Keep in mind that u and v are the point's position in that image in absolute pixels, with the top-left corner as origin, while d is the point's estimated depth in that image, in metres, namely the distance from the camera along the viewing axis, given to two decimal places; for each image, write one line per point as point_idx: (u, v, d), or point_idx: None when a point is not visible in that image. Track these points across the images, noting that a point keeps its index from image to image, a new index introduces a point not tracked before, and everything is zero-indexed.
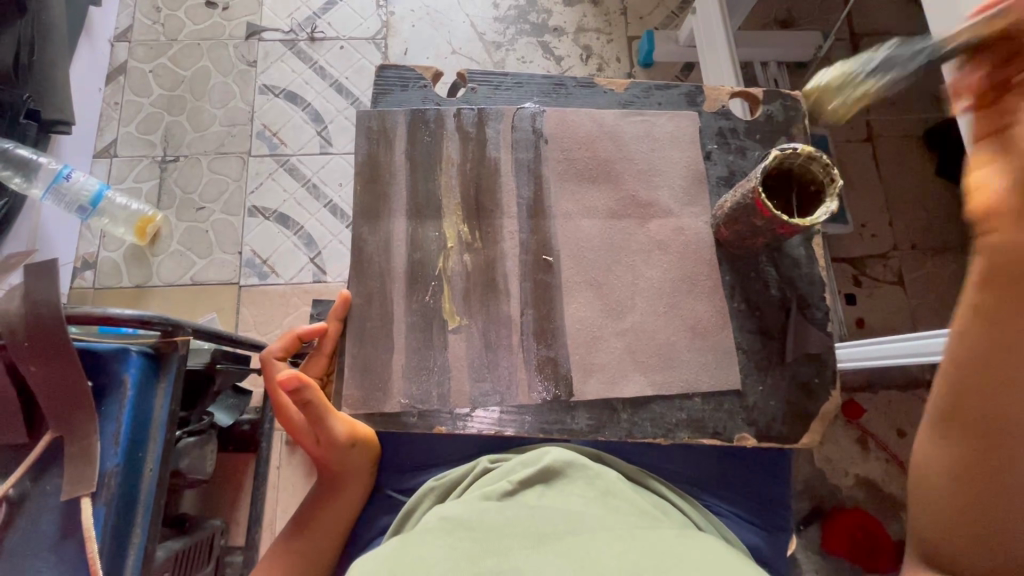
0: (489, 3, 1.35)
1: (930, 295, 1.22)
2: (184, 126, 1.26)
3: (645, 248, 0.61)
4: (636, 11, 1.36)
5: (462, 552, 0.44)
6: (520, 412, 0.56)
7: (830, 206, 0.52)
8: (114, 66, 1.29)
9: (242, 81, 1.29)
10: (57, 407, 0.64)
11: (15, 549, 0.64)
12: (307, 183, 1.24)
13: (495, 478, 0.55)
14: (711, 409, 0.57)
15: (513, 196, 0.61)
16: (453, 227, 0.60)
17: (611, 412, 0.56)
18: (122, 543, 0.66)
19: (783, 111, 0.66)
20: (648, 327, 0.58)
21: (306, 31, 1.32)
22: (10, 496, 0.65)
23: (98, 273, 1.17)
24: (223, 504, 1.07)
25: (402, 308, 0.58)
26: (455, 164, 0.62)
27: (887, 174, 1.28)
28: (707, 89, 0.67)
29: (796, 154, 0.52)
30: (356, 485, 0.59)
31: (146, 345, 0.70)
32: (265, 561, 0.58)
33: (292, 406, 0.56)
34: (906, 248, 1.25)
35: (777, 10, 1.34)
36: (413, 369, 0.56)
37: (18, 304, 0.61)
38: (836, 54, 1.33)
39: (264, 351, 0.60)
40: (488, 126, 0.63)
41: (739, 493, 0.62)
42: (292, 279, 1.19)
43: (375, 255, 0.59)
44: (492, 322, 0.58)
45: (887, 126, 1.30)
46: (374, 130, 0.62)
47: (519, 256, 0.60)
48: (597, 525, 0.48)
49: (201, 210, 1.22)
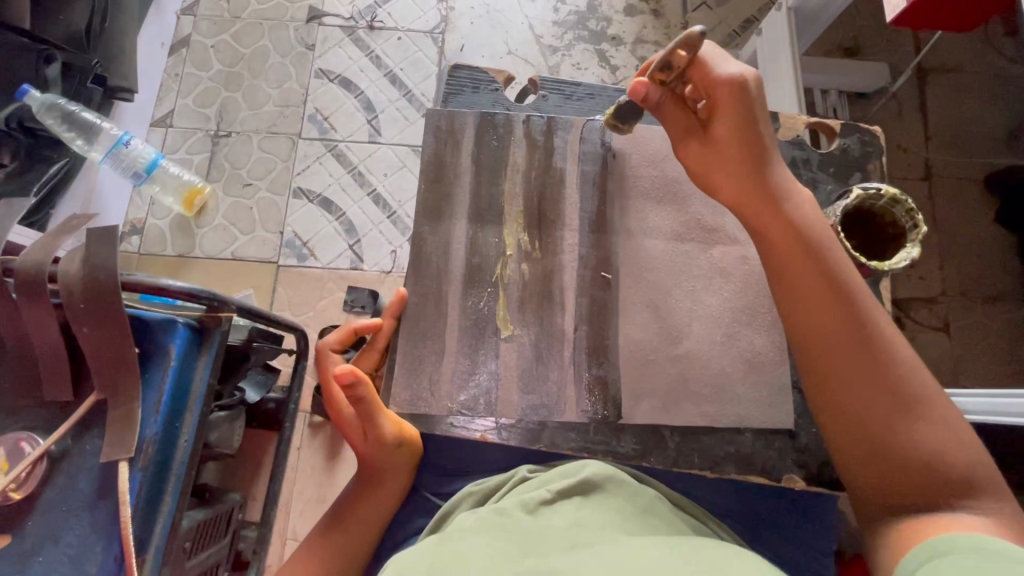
0: (549, 6, 1.34)
1: (976, 346, 1.18)
2: (239, 103, 1.28)
3: (706, 274, 0.64)
4: (697, 26, 1.34)
5: (503, 553, 0.45)
6: (565, 427, 0.60)
7: (911, 251, 0.57)
8: (178, 38, 1.32)
9: (299, 63, 1.31)
10: (106, 369, 0.66)
11: (50, 503, 0.66)
12: (353, 170, 1.25)
13: (535, 485, 0.56)
14: (761, 446, 0.61)
15: (576, 209, 0.66)
16: (514, 234, 0.65)
17: (659, 439, 0.61)
18: (154, 507, 0.67)
19: (859, 145, 0.73)
20: (703, 353, 0.61)
21: (366, 19, 1.33)
22: (52, 452, 0.66)
23: (143, 239, 1.20)
24: (244, 477, 1.09)
25: (457, 310, 0.63)
26: (521, 170, 0.67)
27: (942, 217, 1.23)
28: (781, 118, 0.74)
29: (879, 195, 0.58)
30: (396, 483, 0.63)
31: (192, 317, 0.71)
32: (304, 547, 0.63)
33: (344, 401, 0.62)
34: (956, 295, 1.20)
35: (843, 37, 1.31)
36: (462, 372, 0.61)
37: (78, 267, 0.63)
38: (902, 87, 1.29)
39: (321, 343, 0.66)
40: (556, 135, 0.68)
41: (760, 523, 0.65)
42: (329, 264, 1.20)
43: (433, 255, 0.64)
44: (545, 332, 0.63)
45: (946, 167, 1.26)
46: (443, 129, 0.68)
47: (578, 269, 0.64)
48: (634, 539, 0.46)
49: (248, 186, 1.24)
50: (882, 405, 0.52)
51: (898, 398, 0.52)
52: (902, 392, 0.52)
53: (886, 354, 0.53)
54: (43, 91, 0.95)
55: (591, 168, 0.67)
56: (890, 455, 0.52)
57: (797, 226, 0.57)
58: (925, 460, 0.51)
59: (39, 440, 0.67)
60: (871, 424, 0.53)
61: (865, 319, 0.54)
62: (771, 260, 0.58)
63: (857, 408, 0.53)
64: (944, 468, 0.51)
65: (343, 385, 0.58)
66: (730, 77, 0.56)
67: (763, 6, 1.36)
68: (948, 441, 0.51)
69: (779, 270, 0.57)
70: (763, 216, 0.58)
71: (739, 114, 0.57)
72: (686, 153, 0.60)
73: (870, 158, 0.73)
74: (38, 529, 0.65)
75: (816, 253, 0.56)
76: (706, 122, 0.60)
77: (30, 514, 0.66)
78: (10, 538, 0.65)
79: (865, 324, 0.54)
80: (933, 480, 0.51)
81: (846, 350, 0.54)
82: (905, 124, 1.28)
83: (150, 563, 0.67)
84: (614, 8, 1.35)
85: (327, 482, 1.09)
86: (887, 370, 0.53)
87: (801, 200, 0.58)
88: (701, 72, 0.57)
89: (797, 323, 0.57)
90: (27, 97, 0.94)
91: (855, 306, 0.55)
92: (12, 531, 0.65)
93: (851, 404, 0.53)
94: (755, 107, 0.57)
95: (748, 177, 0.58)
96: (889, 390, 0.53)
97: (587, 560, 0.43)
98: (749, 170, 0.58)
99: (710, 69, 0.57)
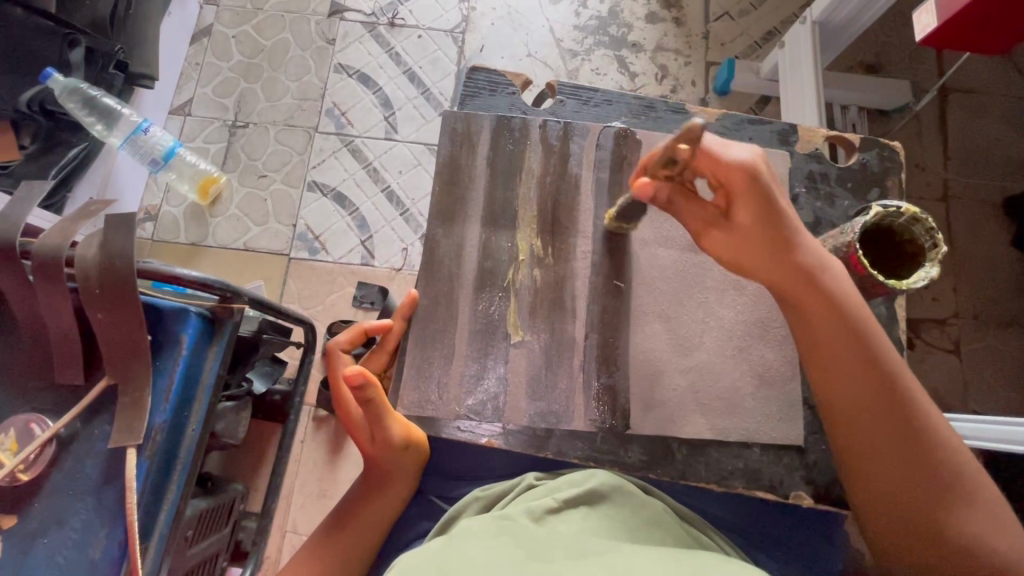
0: (571, 10, 1.34)
1: (987, 370, 1.17)
2: (257, 94, 1.29)
3: (721, 287, 0.63)
4: (719, 36, 1.34)
5: (509, 557, 0.45)
6: (572, 436, 0.61)
7: (929, 271, 0.56)
8: (199, 27, 1.32)
9: (319, 57, 1.31)
10: (117, 356, 0.66)
11: (56, 486, 0.66)
12: (367, 166, 1.25)
13: (540, 493, 0.56)
14: (768, 461, 0.61)
15: (591, 216, 0.66)
16: (528, 239, 0.65)
17: (667, 452, 0.61)
18: (159, 495, 0.67)
19: (878, 161, 0.72)
20: (715, 367, 0.61)
21: (387, 16, 1.33)
22: (60, 435, 0.67)
23: (157, 225, 1.20)
24: (245, 468, 1.09)
25: (468, 314, 0.63)
26: (537, 176, 0.67)
27: (958, 238, 1.22)
28: (801, 131, 0.73)
29: (899, 213, 0.57)
30: (402, 485, 0.63)
31: (204, 307, 0.71)
32: (307, 545, 0.63)
33: (353, 402, 0.62)
34: (968, 317, 1.19)
35: (865, 53, 1.30)
36: (471, 375, 0.61)
37: (95, 252, 0.63)
38: (923, 106, 1.28)
39: (332, 341, 0.66)
40: (572, 142, 0.68)
41: (763, 540, 0.65)
42: (340, 258, 1.20)
43: (447, 256, 0.64)
44: (556, 340, 0.62)
45: (964, 189, 1.25)
46: (458, 131, 0.68)
47: (592, 277, 0.64)
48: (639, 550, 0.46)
49: (262, 177, 1.24)
50: (926, 502, 0.53)
51: (938, 489, 0.53)
52: (943, 482, 0.53)
53: (926, 445, 0.53)
54: (66, 75, 0.96)
55: (608, 177, 0.67)
56: (934, 548, 0.53)
57: (845, 324, 0.55)
58: (970, 546, 0.52)
59: (48, 423, 0.67)
60: (917, 517, 0.53)
61: (908, 411, 0.54)
62: (813, 357, 0.57)
63: (900, 503, 0.54)
64: (990, 550, 0.52)
65: (352, 387, 0.57)
66: (743, 162, 0.53)
67: (785, 19, 1.35)
68: (988, 522, 0.52)
69: (820, 368, 0.56)
70: (810, 315, 0.56)
71: (761, 201, 0.54)
72: (708, 240, 0.57)
73: (888, 174, 0.72)
74: (43, 512, 0.66)
75: (861, 349, 0.55)
76: (724, 206, 0.56)
77: (36, 496, 0.66)
78: (15, 519, 0.65)
79: (907, 415, 0.54)
80: (983, 565, 0.52)
81: (886, 449, 0.54)
82: (924, 143, 1.26)
83: (153, 550, 0.67)
84: (636, 15, 1.34)
85: (327, 476, 1.09)
86: (928, 460, 0.53)
87: (841, 286, 0.56)
88: (710, 158, 0.53)
89: (841, 423, 0.56)
90: (51, 80, 0.95)
91: (896, 399, 0.54)
92: (17, 512, 0.66)
93: (894, 506, 0.54)
94: (772, 192, 0.54)
95: (783, 269, 0.56)
96: (930, 483, 0.53)
97: (593, 569, 0.42)
98: (787, 264, 0.55)
99: (715, 156, 0.53)
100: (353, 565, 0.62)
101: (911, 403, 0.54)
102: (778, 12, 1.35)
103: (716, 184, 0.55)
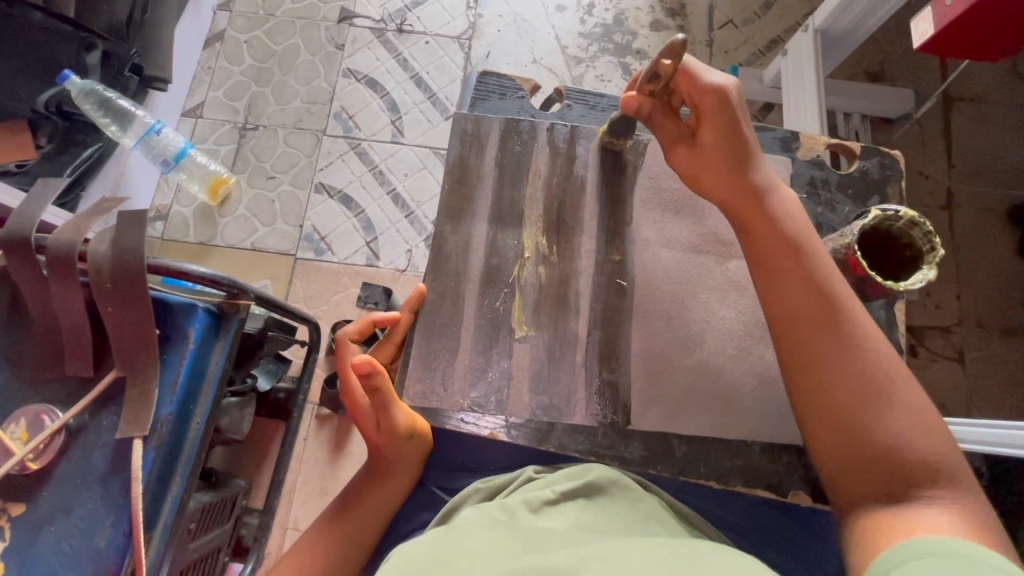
0: (576, 17, 1.36)
1: (991, 378, 1.16)
2: (268, 98, 1.31)
3: (720, 287, 0.65)
4: (722, 44, 1.35)
5: (505, 547, 0.46)
6: (572, 430, 0.62)
7: (927, 273, 0.56)
8: (213, 32, 1.36)
9: (329, 62, 1.34)
10: (126, 349, 0.68)
11: (66, 475, 0.68)
12: (374, 168, 1.27)
13: (539, 486, 0.57)
14: (768, 460, 0.61)
15: (592, 217, 0.67)
16: (532, 237, 0.67)
17: (666, 448, 0.62)
18: (162, 487, 0.68)
19: (879, 168, 0.73)
20: (712, 365, 0.62)
21: (395, 22, 1.36)
22: (70, 425, 0.68)
23: (167, 225, 1.23)
24: (251, 465, 1.11)
25: (474, 310, 0.64)
26: (542, 176, 0.68)
27: (961, 246, 1.22)
28: (802, 138, 0.74)
29: (898, 216, 0.58)
30: (404, 477, 0.64)
31: (212, 303, 0.72)
32: (306, 537, 0.64)
33: (361, 392, 0.63)
34: (972, 325, 1.19)
35: (868, 62, 1.31)
36: (475, 370, 0.62)
37: (107, 247, 0.64)
38: (926, 114, 1.29)
39: (342, 332, 0.68)
40: (578, 144, 0.69)
41: (763, 538, 0.65)
42: (346, 259, 1.22)
43: (453, 253, 0.66)
44: (558, 337, 0.64)
45: (968, 197, 1.25)
46: (470, 133, 0.69)
47: (594, 276, 0.65)
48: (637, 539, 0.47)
49: (272, 179, 1.26)
50: (856, 398, 0.53)
51: (868, 392, 0.53)
52: (872, 382, 0.53)
53: (858, 347, 0.54)
54: (82, 78, 0.98)
55: (611, 178, 0.68)
56: (862, 446, 0.53)
57: (784, 228, 0.58)
58: (894, 453, 0.52)
59: (59, 413, 0.69)
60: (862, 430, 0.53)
61: (842, 314, 0.55)
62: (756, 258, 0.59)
63: (834, 402, 0.54)
64: (913, 457, 0.52)
65: (359, 375, 0.58)
66: (714, 82, 0.58)
67: (789, 26, 1.36)
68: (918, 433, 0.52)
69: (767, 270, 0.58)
70: (756, 228, 0.59)
71: (722, 121, 0.58)
72: (677, 159, 0.61)
73: (889, 181, 0.73)
74: (53, 501, 0.67)
75: (802, 254, 0.57)
76: (693, 128, 0.61)
77: (45, 485, 0.67)
78: (24, 507, 0.67)
79: (843, 323, 0.55)
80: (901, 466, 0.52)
81: (822, 348, 0.55)
82: (927, 151, 1.27)
83: (156, 543, 0.68)
84: (641, 22, 1.36)
85: (331, 473, 1.10)
86: (859, 362, 0.54)
87: (790, 204, 0.60)
88: (687, 79, 0.59)
89: (776, 316, 0.57)
90: (67, 83, 0.97)
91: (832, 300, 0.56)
92: (27, 500, 0.67)
93: (825, 401, 0.54)
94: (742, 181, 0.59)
95: (734, 181, 0.59)
96: (860, 384, 0.53)
97: (590, 560, 0.43)
98: (734, 174, 0.59)
99: (693, 71, 0.58)
100: (352, 553, 0.62)
101: (849, 314, 0.55)
102: (783, 20, 1.36)
103: (691, 109, 0.60)
